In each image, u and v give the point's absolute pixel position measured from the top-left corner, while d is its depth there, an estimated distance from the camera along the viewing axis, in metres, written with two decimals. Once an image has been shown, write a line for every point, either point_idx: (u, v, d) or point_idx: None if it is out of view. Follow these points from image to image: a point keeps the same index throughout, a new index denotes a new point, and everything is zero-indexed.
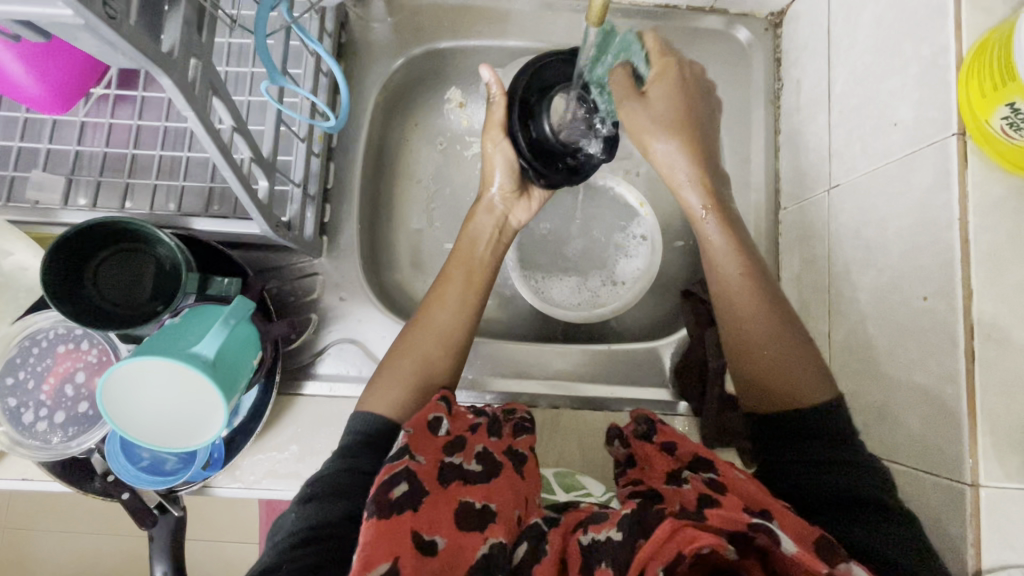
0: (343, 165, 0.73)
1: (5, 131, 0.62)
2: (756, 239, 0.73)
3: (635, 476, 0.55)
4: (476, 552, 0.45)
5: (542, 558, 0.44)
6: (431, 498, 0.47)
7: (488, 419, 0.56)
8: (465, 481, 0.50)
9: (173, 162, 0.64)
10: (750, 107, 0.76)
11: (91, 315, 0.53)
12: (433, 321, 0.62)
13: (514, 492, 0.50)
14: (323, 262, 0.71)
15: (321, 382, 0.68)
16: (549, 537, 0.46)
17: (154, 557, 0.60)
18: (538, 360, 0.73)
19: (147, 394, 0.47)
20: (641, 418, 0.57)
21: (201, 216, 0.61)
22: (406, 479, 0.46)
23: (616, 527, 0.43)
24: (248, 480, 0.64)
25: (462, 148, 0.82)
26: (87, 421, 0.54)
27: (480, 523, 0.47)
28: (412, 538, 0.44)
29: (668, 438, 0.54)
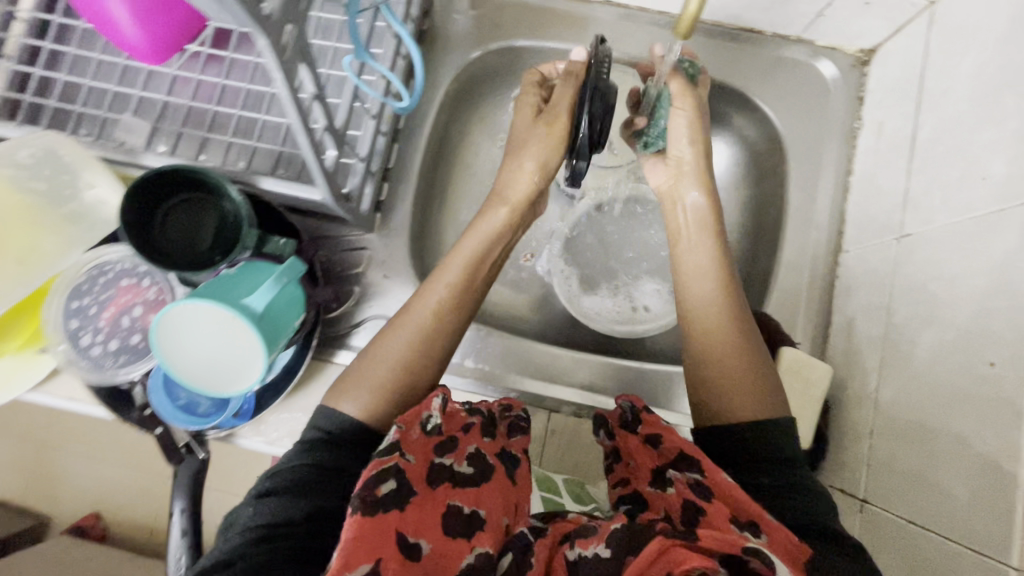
0: (406, 147, 0.75)
1: (106, 75, 0.67)
2: (811, 278, 0.71)
3: (622, 475, 0.56)
4: (461, 560, 0.46)
5: (528, 570, 0.46)
6: (418, 499, 0.48)
7: (481, 420, 0.57)
8: (454, 485, 0.50)
9: (250, 122, 0.67)
10: (825, 143, 0.73)
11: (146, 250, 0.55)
12: (416, 312, 0.60)
13: (504, 498, 0.51)
14: (373, 238, 0.73)
15: (354, 353, 0.70)
16: (535, 549, 0.47)
17: (174, 492, 0.62)
18: (567, 367, 0.72)
19: (201, 343, 0.49)
20: (627, 405, 0.57)
21: (269, 177, 0.63)
22: (392, 477, 0.47)
23: (605, 544, 0.44)
24: (270, 435, 0.67)
25: None
26: (135, 353, 0.57)
27: (469, 530, 0.48)
28: (396, 538, 0.45)
29: (650, 433, 0.55)
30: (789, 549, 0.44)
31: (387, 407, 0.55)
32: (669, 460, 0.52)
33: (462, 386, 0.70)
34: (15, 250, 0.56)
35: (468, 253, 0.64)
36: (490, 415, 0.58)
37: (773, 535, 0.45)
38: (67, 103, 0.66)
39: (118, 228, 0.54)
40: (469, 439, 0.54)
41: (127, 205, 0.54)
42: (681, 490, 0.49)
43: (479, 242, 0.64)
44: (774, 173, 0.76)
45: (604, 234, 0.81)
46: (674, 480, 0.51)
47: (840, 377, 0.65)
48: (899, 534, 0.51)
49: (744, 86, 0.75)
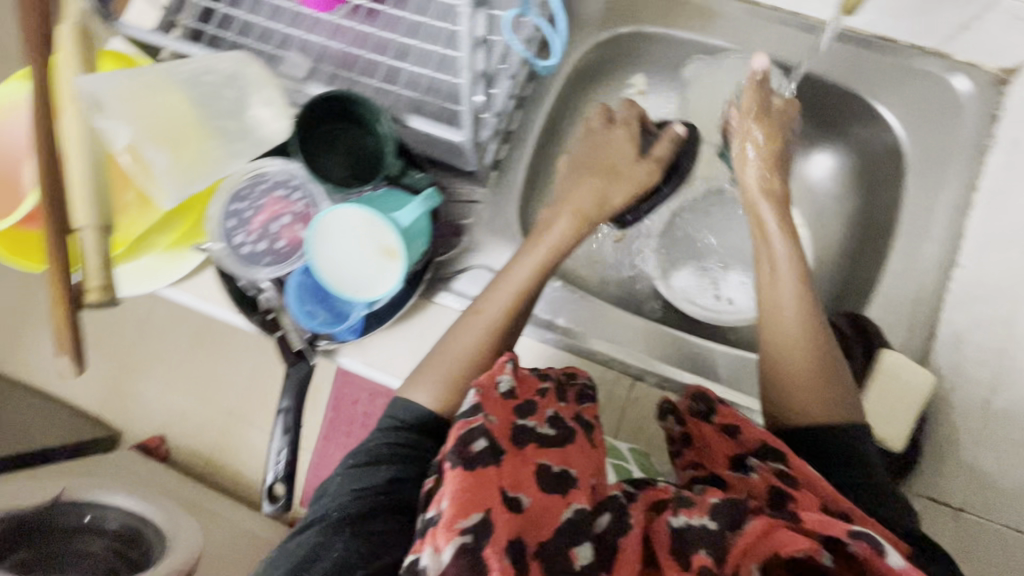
0: (528, 116, 0.79)
1: (279, 18, 0.75)
2: (921, 291, 0.68)
3: (695, 458, 0.61)
4: (562, 513, 0.49)
5: (627, 531, 0.48)
6: (510, 456, 0.50)
7: (553, 385, 0.60)
8: (540, 444, 0.53)
9: (395, 73, 0.73)
10: (952, 158, 0.71)
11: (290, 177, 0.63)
12: (488, 312, 0.64)
13: (589, 460, 0.54)
14: (485, 194, 0.77)
15: (453, 296, 0.74)
16: (630, 512, 0.50)
17: (283, 390, 0.69)
18: (654, 343, 0.73)
19: (353, 267, 0.55)
20: (699, 397, 0.62)
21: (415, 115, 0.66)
22: (485, 435, 0.50)
23: (708, 515, 0.47)
24: (371, 357, 0.73)
25: None
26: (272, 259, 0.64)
27: (562, 486, 0.50)
28: (500, 493, 0.47)
29: (727, 423, 0.60)
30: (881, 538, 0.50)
31: (455, 398, 0.61)
32: (748, 451, 0.58)
33: (548, 343, 0.73)
34: (188, 154, 0.63)
35: (530, 271, 0.65)
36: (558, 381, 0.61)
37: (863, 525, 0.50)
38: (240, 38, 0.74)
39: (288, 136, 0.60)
40: (547, 403, 0.57)
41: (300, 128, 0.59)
42: (765, 476, 0.54)
43: (531, 273, 0.65)
44: (888, 184, 0.75)
45: (702, 222, 0.82)
46: (755, 467, 0.56)
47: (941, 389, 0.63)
48: None
49: (870, 91, 0.74)
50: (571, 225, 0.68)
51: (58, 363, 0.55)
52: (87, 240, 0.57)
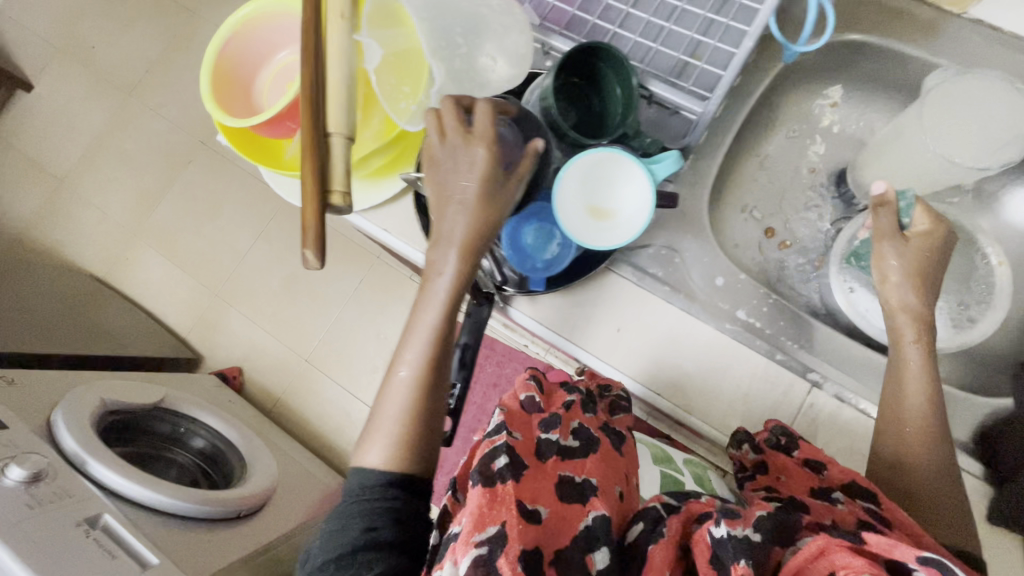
0: (732, 105, 0.79)
1: None
2: None
3: (768, 483, 0.64)
4: (579, 522, 0.52)
5: (659, 539, 0.50)
6: (532, 471, 0.55)
7: (580, 400, 0.67)
8: (561, 458, 0.58)
9: (621, 40, 0.73)
10: None
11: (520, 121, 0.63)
12: (410, 362, 0.60)
13: (610, 470, 0.60)
14: (679, 174, 0.77)
15: (634, 269, 0.74)
16: (667, 521, 0.51)
17: (461, 327, 0.71)
18: (836, 354, 0.70)
19: (588, 211, 0.63)
20: (775, 429, 0.65)
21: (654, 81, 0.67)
22: (504, 453, 0.53)
23: (755, 529, 0.46)
24: (543, 315, 0.74)
25: (810, 143, 0.90)
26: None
27: (580, 496, 0.54)
28: (519, 505, 0.50)
29: (813, 459, 0.62)
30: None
31: (407, 457, 0.58)
32: (836, 486, 0.58)
33: (725, 331, 0.72)
34: (410, 81, 0.67)
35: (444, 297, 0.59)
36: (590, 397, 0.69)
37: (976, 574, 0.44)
38: None
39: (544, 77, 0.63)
40: (571, 416, 0.64)
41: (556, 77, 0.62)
42: (853, 510, 0.53)
43: (434, 314, 0.59)
44: None
45: None
46: (843, 500, 0.56)
47: None
48: None
49: None
50: (459, 265, 0.58)
51: (303, 255, 0.56)
52: (337, 147, 0.60)
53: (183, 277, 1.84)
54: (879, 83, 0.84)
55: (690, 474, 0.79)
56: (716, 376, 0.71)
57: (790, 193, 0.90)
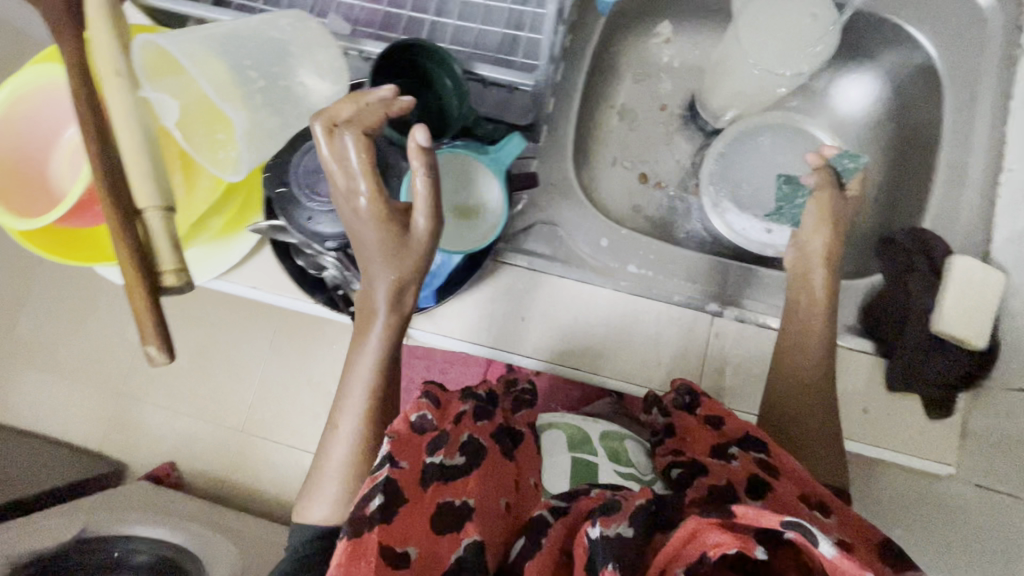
0: (569, 66, 0.78)
1: None
2: (969, 193, 0.72)
3: (676, 445, 0.64)
4: (450, 553, 0.51)
5: (535, 553, 0.50)
6: (408, 507, 0.53)
7: (472, 407, 0.64)
8: (444, 481, 0.56)
9: (438, 27, 0.71)
10: (984, 71, 0.74)
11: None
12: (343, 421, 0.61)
13: (495, 483, 0.58)
14: (538, 148, 0.76)
15: (520, 254, 0.73)
16: (550, 530, 0.51)
17: None
18: (724, 277, 0.73)
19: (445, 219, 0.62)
20: (685, 388, 0.65)
21: (482, 63, 0.62)
22: (380, 492, 0.52)
23: (627, 523, 0.46)
24: (442, 326, 0.71)
25: (657, 82, 0.91)
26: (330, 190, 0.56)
27: (455, 522, 0.53)
28: (384, 549, 0.49)
29: (712, 416, 0.63)
30: (863, 534, 0.47)
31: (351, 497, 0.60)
32: (733, 439, 0.60)
33: (621, 288, 0.72)
34: (218, 125, 0.60)
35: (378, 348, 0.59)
36: (482, 403, 0.66)
37: (841, 521, 0.49)
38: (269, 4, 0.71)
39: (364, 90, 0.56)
40: (460, 430, 0.62)
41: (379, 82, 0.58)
42: (746, 465, 0.56)
43: (371, 364, 0.60)
44: (926, 102, 0.78)
45: (742, 160, 0.83)
46: (738, 455, 0.57)
47: (1013, 284, 0.66)
48: None
49: (899, 14, 0.77)
50: (389, 320, 0.58)
51: (146, 353, 0.49)
52: (154, 223, 0.53)
53: (71, 388, 1.61)
54: (701, 12, 0.87)
55: (604, 450, 0.77)
56: (626, 335, 0.72)
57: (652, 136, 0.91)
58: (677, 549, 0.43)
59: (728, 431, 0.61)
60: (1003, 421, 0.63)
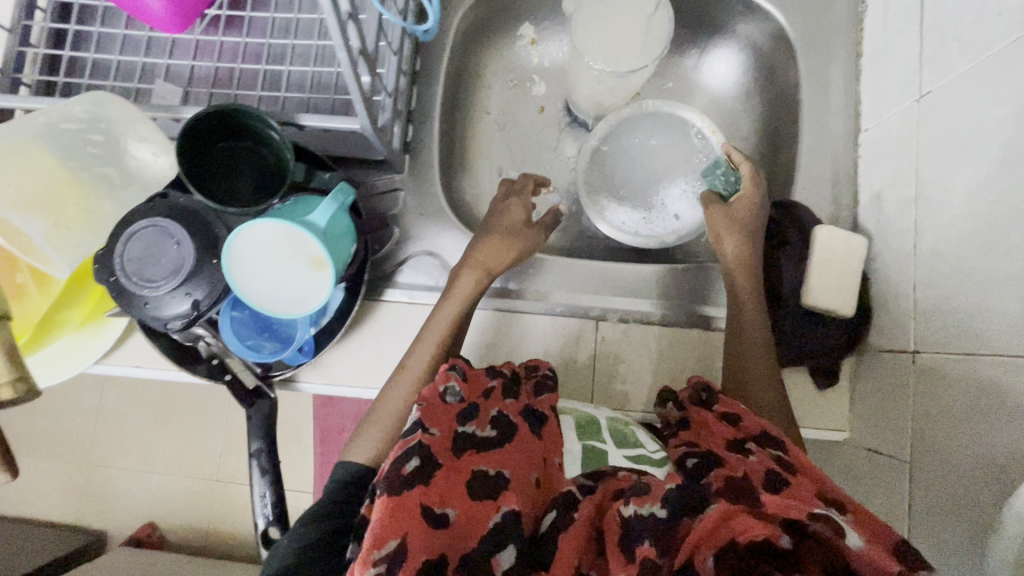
0: (424, 90, 0.77)
1: (132, 50, 0.70)
2: (832, 157, 0.73)
3: (688, 437, 0.59)
4: (488, 520, 0.48)
5: (568, 529, 0.47)
6: (443, 471, 0.50)
7: (501, 383, 0.61)
8: (476, 450, 0.53)
9: (274, 76, 0.69)
10: (831, 32, 0.75)
11: (173, 214, 0.55)
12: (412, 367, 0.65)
13: (528, 457, 0.54)
14: (405, 180, 0.75)
15: (401, 290, 0.73)
16: (579, 506, 0.49)
17: (250, 434, 0.65)
18: (604, 278, 0.73)
19: (283, 285, 0.52)
20: (700, 384, 0.63)
21: (307, 113, 0.59)
22: (416, 455, 0.50)
23: (661, 503, 0.44)
24: (333, 376, 0.70)
25: (530, 86, 0.89)
26: (161, 268, 0.53)
27: (491, 492, 0.50)
28: (421, 511, 0.47)
29: (729, 412, 0.59)
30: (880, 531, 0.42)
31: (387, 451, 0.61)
32: (750, 435, 0.56)
33: (503, 306, 0.73)
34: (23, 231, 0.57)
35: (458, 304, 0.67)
36: (511, 377, 0.63)
37: (860, 514, 0.44)
38: (99, 80, 0.69)
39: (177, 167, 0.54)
40: (490, 406, 0.58)
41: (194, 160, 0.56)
42: (763, 460, 0.51)
43: (457, 311, 0.67)
44: (785, 71, 0.78)
45: (624, 146, 0.82)
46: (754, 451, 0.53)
47: (876, 245, 0.66)
48: (956, 371, 0.53)
49: None
50: (471, 279, 0.68)
51: None
52: None
53: (36, 464, 1.40)
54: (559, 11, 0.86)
55: None
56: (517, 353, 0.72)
57: (532, 140, 0.89)
58: (709, 529, 0.42)
59: (746, 427, 0.57)
60: (878, 383, 0.63)
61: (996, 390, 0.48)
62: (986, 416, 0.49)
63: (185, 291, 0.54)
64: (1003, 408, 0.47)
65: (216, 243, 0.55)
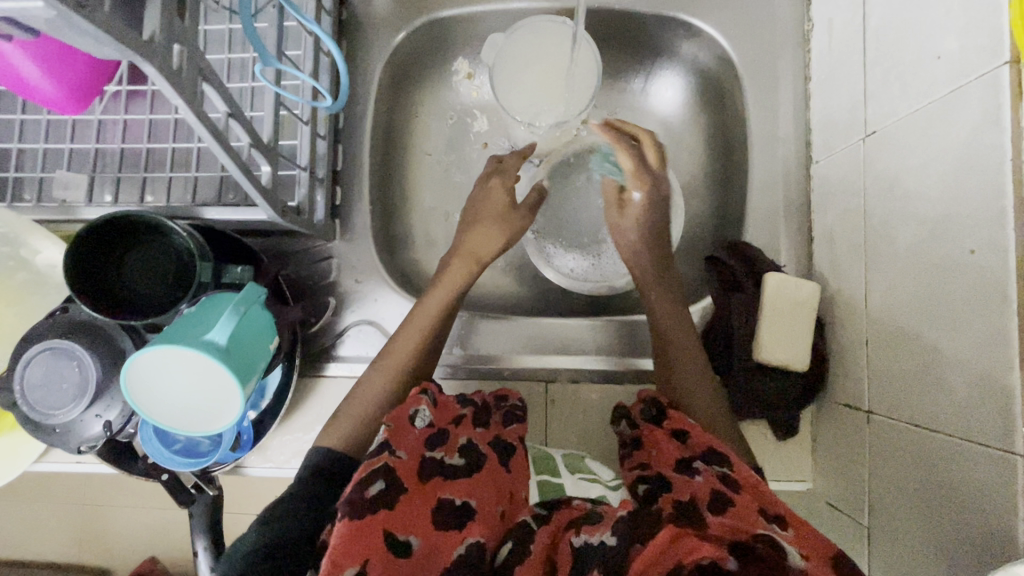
0: (351, 147, 0.73)
1: (30, 134, 0.65)
2: (784, 192, 0.69)
3: (641, 458, 0.57)
4: (451, 552, 0.47)
5: (526, 558, 0.46)
6: (408, 495, 0.49)
7: (472, 411, 0.60)
8: (446, 478, 0.52)
9: (185, 153, 0.66)
10: (777, 54, 0.70)
11: (71, 331, 0.52)
12: (398, 352, 0.63)
13: (496, 488, 0.53)
14: (338, 245, 0.72)
15: (343, 363, 0.70)
16: (535, 536, 0.49)
17: (193, 532, 0.63)
18: (552, 335, 0.71)
19: (185, 408, 0.49)
20: (652, 401, 0.61)
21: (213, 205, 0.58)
22: (382, 477, 0.49)
23: (610, 532, 0.44)
24: (278, 459, 0.68)
25: (471, 122, 0.82)
26: (65, 394, 0.50)
27: (457, 523, 0.49)
28: (383, 538, 0.46)
29: (678, 428, 0.57)
30: (817, 546, 0.41)
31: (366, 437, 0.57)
32: (697, 453, 0.54)
33: (450, 373, 0.71)
34: None
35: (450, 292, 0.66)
36: (483, 407, 0.61)
37: (800, 530, 0.43)
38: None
39: (69, 286, 0.51)
40: (460, 433, 0.57)
41: (82, 297, 0.51)
42: (709, 478, 0.49)
43: (446, 296, 0.66)
44: (731, 96, 0.73)
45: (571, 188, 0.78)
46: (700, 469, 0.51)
47: (830, 290, 0.63)
48: (906, 440, 0.50)
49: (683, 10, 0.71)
50: (462, 266, 0.67)
51: None
52: None
53: None
54: None
55: None
56: None
57: None
58: (652, 558, 0.39)
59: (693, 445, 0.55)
60: (838, 438, 0.61)
61: (948, 470, 0.45)
62: (938, 495, 0.46)
63: (94, 412, 0.51)
64: (952, 489, 0.45)
65: (122, 357, 0.52)
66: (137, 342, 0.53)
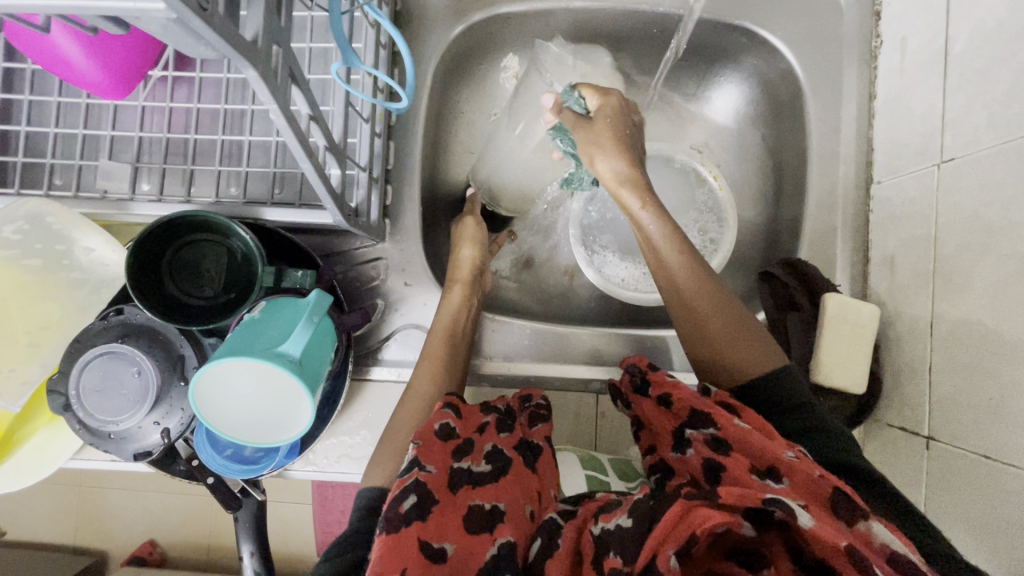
0: (402, 144, 0.70)
1: (68, 118, 0.62)
2: (842, 210, 0.68)
3: (648, 441, 0.54)
4: (484, 553, 0.44)
5: (555, 552, 0.44)
6: (440, 506, 0.45)
7: (496, 418, 0.55)
8: (474, 484, 0.48)
9: (234, 145, 0.63)
10: (843, 68, 0.68)
11: (128, 335, 0.50)
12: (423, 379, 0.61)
13: (523, 488, 0.49)
14: (386, 246, 0.69)
15: (389, 368, 0.68)
16: (562, 532, 0.45)
17: (240, 536, 0.62)
18: (602, 346, 0.70)
19: (255, 418, 0.47)
20: (633, 368, 0.58)
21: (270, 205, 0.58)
22: (413, 491, 0.45)
23: (627, 514, 0.42)
24: (322, 463, 0.67)
25: None
26: (123, 401, 0.49)
27: (490, 523, 0.45)
28: (420, 547, 0.42)
29: (661, 393, 0.53)
30: (813, 491, 0.42)
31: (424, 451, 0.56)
32: (683, 418, 0.50)
33: (498, 380, 0.70)
34: None
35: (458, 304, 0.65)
36: (505, 413, 0.57)
37: (794, 478, 0.42)
38: (35, 155, 0.61)
39: (128, 289, 0.49)
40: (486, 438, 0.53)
41: (141, 299, 0.49)
42: (700, 450, 0.47)
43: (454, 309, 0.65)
44: (791, 109, 0.72)
45: None
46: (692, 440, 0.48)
47: (888, 314, 0.63)
48: (972, 471, 0.51)
49: (750, 18, 0.69)
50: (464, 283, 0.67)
51: None
52: None
53: None
54: None
55: None
56: None
57: None
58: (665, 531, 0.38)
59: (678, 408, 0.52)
60: (889, 459, 0.61)
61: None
62: (1014, 529, 0.47)
63: (152, 419, 0.50)
64: None
65: (180, 362, 0.51)
66: (196, 348, 0.51)
